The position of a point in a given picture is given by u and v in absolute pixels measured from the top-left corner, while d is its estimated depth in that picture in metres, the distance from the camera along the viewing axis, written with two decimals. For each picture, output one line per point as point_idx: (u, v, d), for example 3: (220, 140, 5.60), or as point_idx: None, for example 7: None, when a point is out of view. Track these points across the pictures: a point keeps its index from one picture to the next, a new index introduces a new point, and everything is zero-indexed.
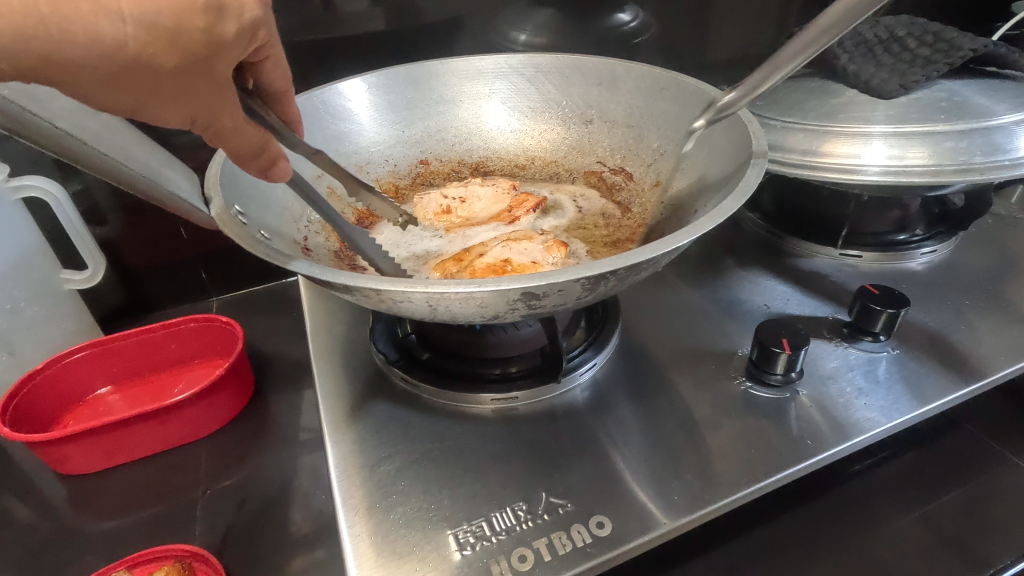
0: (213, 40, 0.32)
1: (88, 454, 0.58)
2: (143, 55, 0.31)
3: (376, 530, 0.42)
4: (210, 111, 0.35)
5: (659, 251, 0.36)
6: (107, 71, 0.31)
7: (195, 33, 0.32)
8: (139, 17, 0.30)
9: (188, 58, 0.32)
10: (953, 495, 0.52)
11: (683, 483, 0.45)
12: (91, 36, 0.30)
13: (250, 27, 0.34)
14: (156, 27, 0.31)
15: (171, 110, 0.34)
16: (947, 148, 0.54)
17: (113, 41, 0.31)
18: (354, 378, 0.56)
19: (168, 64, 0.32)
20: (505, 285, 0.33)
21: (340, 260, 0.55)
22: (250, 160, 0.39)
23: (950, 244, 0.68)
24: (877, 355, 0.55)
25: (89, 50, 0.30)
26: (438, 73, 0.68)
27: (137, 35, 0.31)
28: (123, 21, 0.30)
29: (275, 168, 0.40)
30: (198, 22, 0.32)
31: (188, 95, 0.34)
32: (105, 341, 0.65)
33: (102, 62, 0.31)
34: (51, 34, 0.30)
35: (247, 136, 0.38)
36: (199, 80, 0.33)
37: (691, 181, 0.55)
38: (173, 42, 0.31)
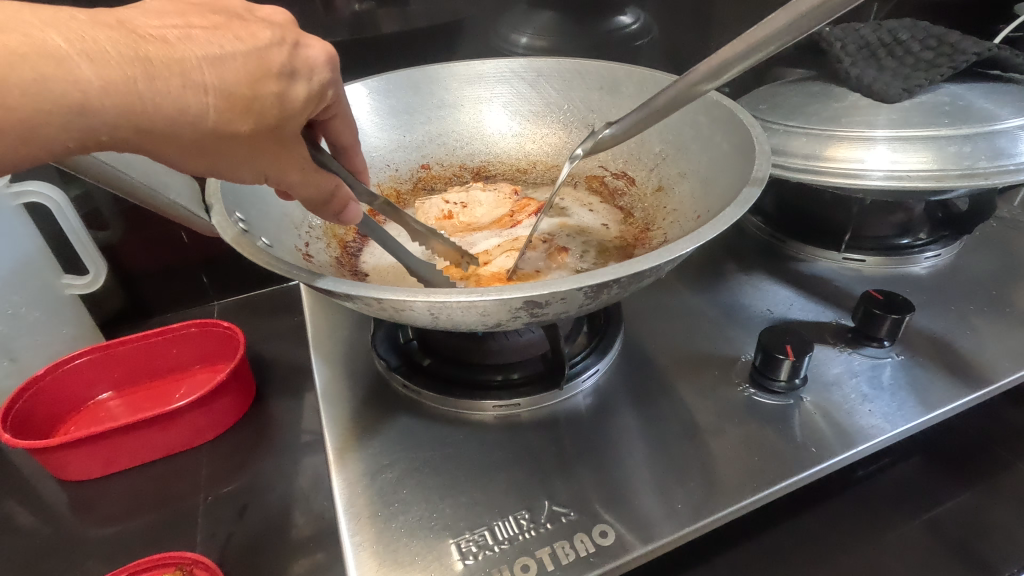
0: (286, 103, 0.36)
1: (89, 460, 0.58)
2: (223, 121, 0.33)
3: (378, 538, 0.42)
4: (286, 165, 0.37)
5: (661, 259, 0.36)
6: (192, 139, 0.33)
7: (270, 98, 0.35)
8: (222, 87, 0.33)
9: (263, 121, 0.35)
10: (957, 501, 0.52)
11: (687, 491, 0.45)
12: (178, 106, 0.32)
13: (318, 90, 0.38)
14: (235, 96, 0.33)
15: (249, 169, 0.36)
16: (951, 152, 0.54)
17: (198, 112, 0.32)
18: (355, 384, 0.56)
19: (243, 129, 0.34)
20: (508, 294, 0.33)
21: (341, 266, 0.55)
22: (322, 209, 0.41)
23: (953, 249, 0.68)
24: (880, 361, 0.55)
25: (176, 119, 0.32)
26: (440, 77, 0.67)
27: (219, 103, 0.33)
28: (207, 93, 0.32)
29: (345, 213, 0.42)
30: (274, 89, 0.35)
31: (263, 152, 0.36)
32: (105, 347, 0.65)
33: (186, 130, 0.32)
34: (144, 106, 0.31)
35: (321, 192, 0.39)
36: (273, 138, 0.36)
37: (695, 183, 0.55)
38: (251, 107, 0.34)
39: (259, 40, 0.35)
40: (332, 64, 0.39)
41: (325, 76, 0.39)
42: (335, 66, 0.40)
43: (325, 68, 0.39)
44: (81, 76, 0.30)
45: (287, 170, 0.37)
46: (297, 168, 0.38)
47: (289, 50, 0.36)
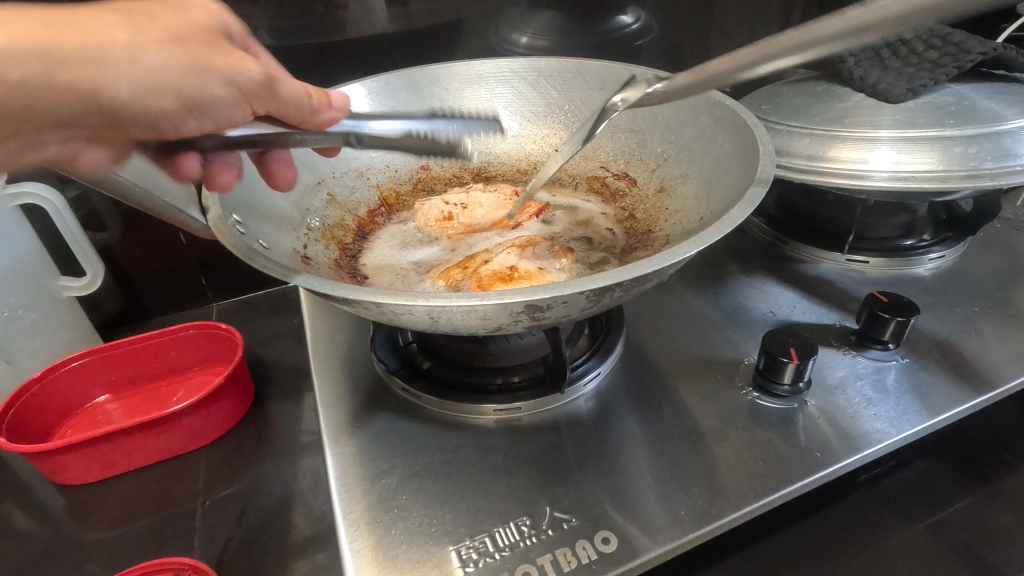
0: (181, 16, 0.37)
1: (86, 464, 0.58)
2: (138, 33, 0.33)
3: (377, 545, 0.41)
4: (242, 62, 0.38)
5: (664, 263, 0.35)
6: (122, 59, 0.32)
7: (163, 13, 0.36)
8: (114, 11, 0.33)
9: (173, 28, 0.35)
10: (961, 505, 0.52)
11: (690, 497, 0.44)
12: (81, 28, 0.31)
13: (214, 14, 0.41)
14: (134, 18, 0.33)
15: (207, 82, 0.36)
16: (956, 153, 0.54)
17: (109, 32, 0.32)
18: (355, 388, 0.55)
19: (160, 40, 0.34)
20: (508, 298, 0.33)
21: (340, 269, 0.55)
22: (309, 108, 0.43)
23: (958, 250, 0.67)
24: (885, 364, 0.55)
25: (87, 40, 0.31)
26: (439, 77, 0.67)
27: (121, 20, 0.33)
28: (106, 15, 0.32)
29: (336, 99, 0.45)
30: (164, 9, 0.36)
31: (207, 56, 0.36)
32: (102, 349, 0.65)
33: (105, 51, 0.31)
34: (45, 35, 0.29)
35: (284, 90, 0.41)
36: (201, 41, 0.37)
37: (698, 181, 0.54)
38: (152, 19, 0.34)
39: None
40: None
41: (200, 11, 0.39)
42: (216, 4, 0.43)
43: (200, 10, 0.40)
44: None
45: (245, 67, 0.38)
46: (251, 65, 0.39)
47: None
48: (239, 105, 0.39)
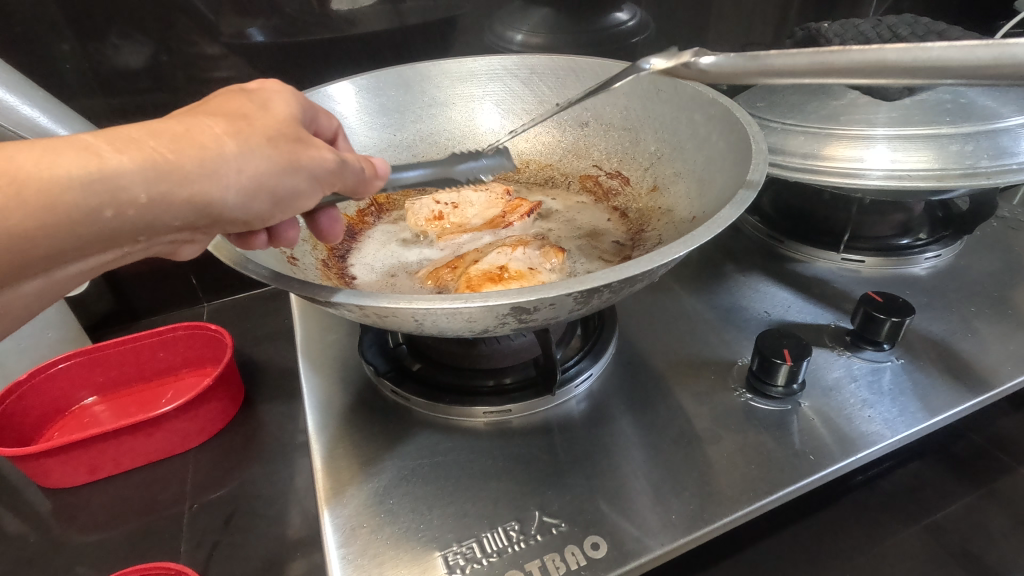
0: (273, 113, 0.36)
1: (72, 467, 0.57)
2: (243, 140, 0.32)
3: (364, 551, 0.41)
4: (318, 150, 0.35)
5: (653, 263, 0.34)
6: (232, 172, 0.31)
7: (257, 112, 0.35)
8: (218, 120, 0.32)
9: (270, 130, 0.34)
10: (957, 506, 0.51)
11: (683, 501, 0.43)
12: (196, 143, 0.30)
13: (293, 99, 0.39)
14: (237, 125, 0.33)
15: (295, 180, 0.34)
16: (953, 151, 0.53)
17: (215, 145, 0.31)
18: (344, 390, 0.54)
19: (260, 143, 0.33)
20: (494, 301, 0.32)
21: (328, 270, 0.54)
22: (365, 182, 0.39)
23: (954, 249, 0.67)
24: (880, 365, 0.54)
25: (203, 158, 0.30)
26: (431, 75, 0.66)
27: (227, 130, 0.32)
28: (211, 126, 0.32)
29: (380, 168, 0.41)
30: (256, 108, 0.35)
31: (295, 152, 0.34)
32: (90, 351, 0.64)
33: (217, 164, 0.31)
34: (167, 156, 0.29)
35: (354, 169, 0.38)
36: (289, 137, 0.35)
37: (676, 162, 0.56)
38: (251, 122, 0.33)
39: (217, 98, 0.36)
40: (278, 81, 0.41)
41: (286, 96, 0.39)
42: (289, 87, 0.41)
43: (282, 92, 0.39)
44: (104, 154, 0.28)
45: (324, 156, 0.35)
46: (324, 152, 0.36)
47: (242, 90, 0.37)
48: (320, 192, 0.36)
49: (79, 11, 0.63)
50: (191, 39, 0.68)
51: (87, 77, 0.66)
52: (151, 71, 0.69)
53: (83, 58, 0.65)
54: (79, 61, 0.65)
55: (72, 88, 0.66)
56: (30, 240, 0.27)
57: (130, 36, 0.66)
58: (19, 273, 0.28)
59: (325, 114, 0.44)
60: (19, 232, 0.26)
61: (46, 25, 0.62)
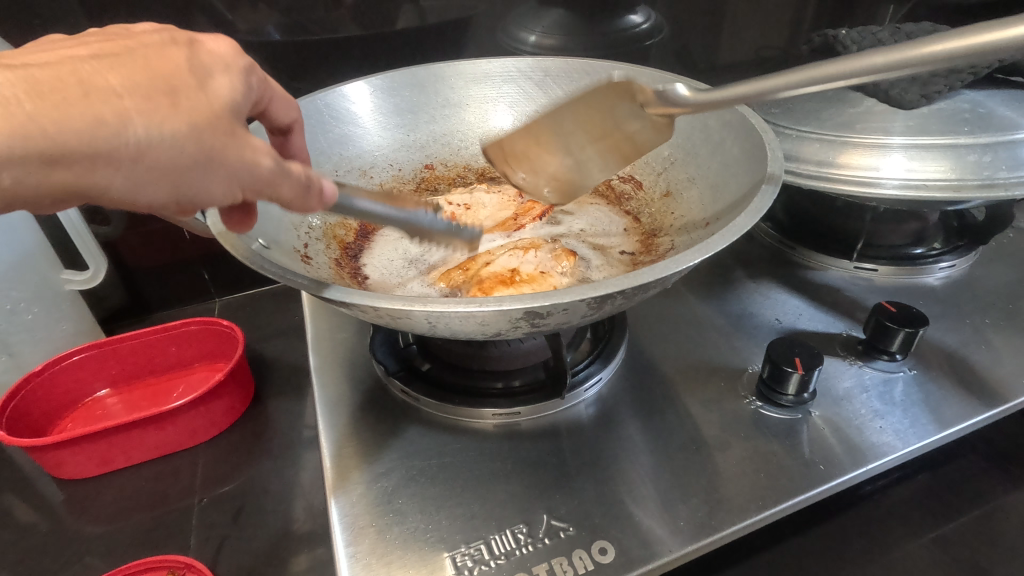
0: (209, 93, 0.32)
1: (84, 459, 0.58)
2: (154, 123, 0.29)
3: (372, 550, 0.41)
4: (252, 155, 0.32)
5: (668, 271, 0.34)
6: (127, 155, 0.29)
7: (191, 88, 0.31)
8: (134, 89, 0.29)
9: (198, 114, 0.31)
10: (967, 518, 0.51)
11: (690, 508, 0.43)
12: (93, 118, 0.28)
13: (240, 78, 0.35)
14: (153, 99, 0.29)
15: (208, 177, 0.31)
16: (970, 161, 0.53)
17: (113, 120, 0.28)
18: (354, 388, 0.55)
19: (176, 128, 0.30)
20: (507, 305, 0.32)
21: (340, 269, 0.54)
22: (307, 197, 0.35)
23: (969, 259, 0.66)
24: (893, 375, 0.54)
25: (93, 134, 0.28)
26: (444, 75, 0.66)
27: (139, 106, 0.29)
28: (120, 96, 0.29)
29: (326, 195, 0.36)
30: (192, 81, 0.32)
31: (219, 148, 0.31)
32: (103, 344, 0.65)
33: (111, 145, 0.28)
34: (43, 126, 0.27)
35: (293, 180, 0.34)
36: (220, 128, 0.31)
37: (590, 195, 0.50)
38: (178, 102, 0.30)
39: (148, 46, 0.32)
40: (236, 48, 0.36)
41: (234, 65, 0.35)
42: (244, 61, 0.36)
43: (230, 57, 0.36)
44: None
45: (255, 162, 0.32)
46: (259, 157, 0.33)
47: (188, 46, 0.33)
48: (240, 193, 0.33)
49: (96, 5, 0.64)
50: (205, 35, 0.69)
51: None
52: None
53: None
54: None
55: None
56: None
57: None
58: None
59: (280, 103, 0.43)
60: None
61: (64, 20, 0.63)
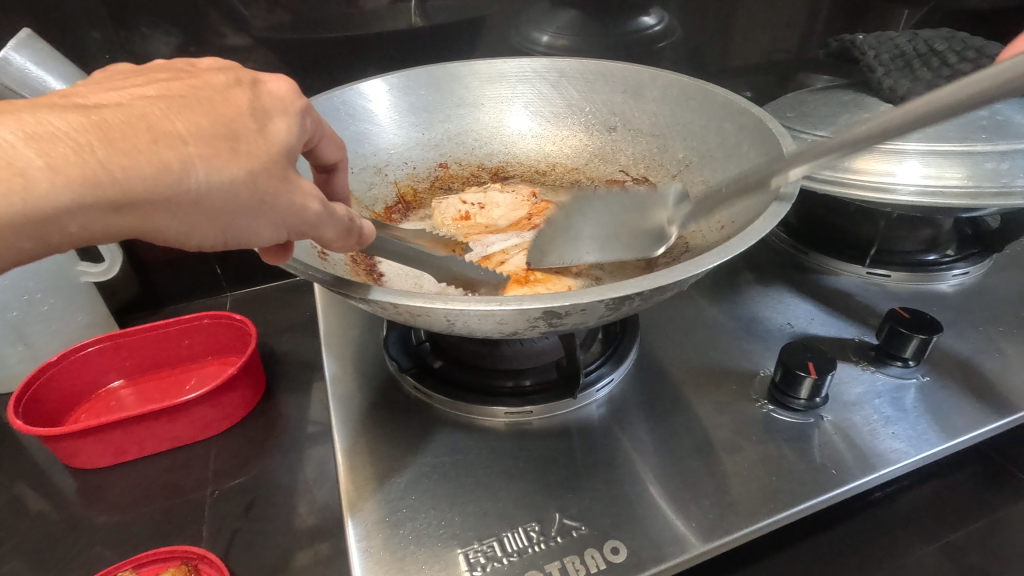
0: (267, 136, 0.34)
1: (99, 449, 0.58)
2: (215, 168, 0.30)
3: (385, 545, 0.41)
4: (302, 199, 0.34)
5: (686, 274, 0.34)
6: (188, 199, 0.30)
7: (250, 132, 0.33)
8: (198, 134, 0.31)
9: (256, 159, 0.32)
10: (977, 526, 0.51)
11: (701, 510, 0.43)
12: (160, 163, 0.29)
13: (296, 121, 0.37)
14: (215, 144, 0.31)
15: (256, 219, 0.32)
16: (988, 169, 0.53)
17: (179, 166, 0.29)
18: (366, 384, 0.55)
19: (236, 173, 0.31)
20: (527, 304, 0.32)
21: (356, 266, 0.54)
22: (346, 236, 0.37)
23: (982, 267, 0.66)
24: (905, 381, 0.54)
25: (160, 181, 0.29)
26: (461, 75, 0.66)
27: (202, 151, 0.30)
28: (186, 142, 0.30)
29: (364, 235, 0.39)
30: (253, 127, 0.33)
31: (273, 192, 0.33)
32: (118, 335, 0.65)
33: (174, 190, 0.29)
34: (114, 175, 0.27)
35: (335, 221, 0.36)
36: (276, 172, 0.33)
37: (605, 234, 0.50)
38: (237, 147, 0.32)
39: (214, 91, 0.34)
40: (294, 92, 0.39)
41: (290, 108, 0.38)
42: (300, 103, 0.39)
43: (287, 101, 0.38)
44: (33, 171, 0.26)
45: (305, 206, 0.34)
46: (308, 201, 0.34)
47: (251, 89, 0.36)
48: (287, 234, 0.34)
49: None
50: (220, 31, 0.69)
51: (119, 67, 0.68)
52: None
53: (116, 47, 0.67)
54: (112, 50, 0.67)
55: None
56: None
57: (158, 26, 0.67)
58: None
59: (330, 142, 0.45)
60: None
61: (84, 14, 0.64)
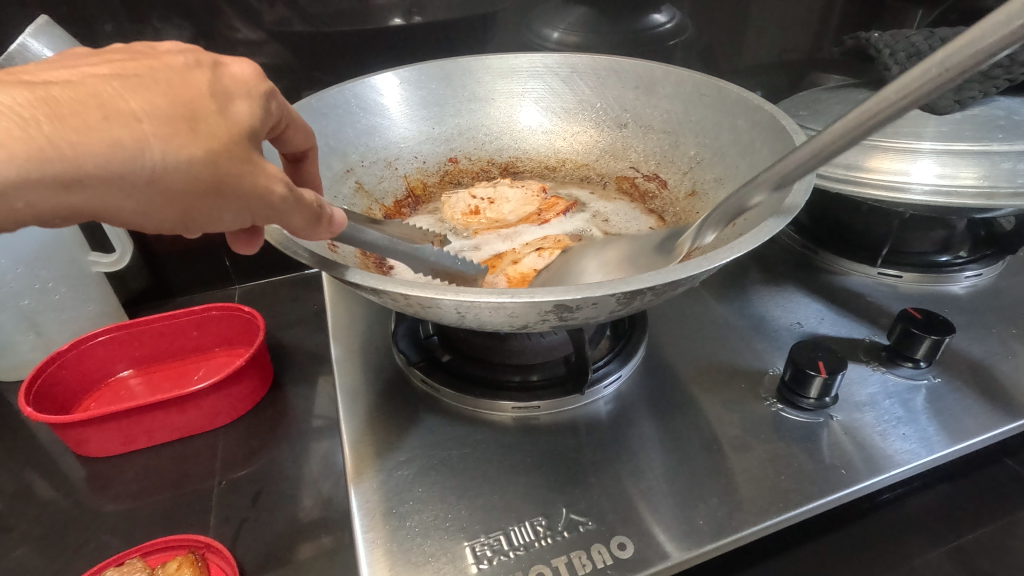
0: (230, 118, 0.33)
1: (108, 438, 0.59)
2: (172, 147, 0.30)
3: (391, 536, 0.41)
4: (265, 181, 0.33)
5: (699, 269, 0.34)
6: (142, 178, 0.29)
7: (209, 111, 0.32)
8: (155, 113, 0.30)
9: (215, 140, 0.31)
10: (986, 530, 0.50)
11: (709, 508, 0.43)
12: (112, 140, 0.28)
13: (259, 103, 0.37)
14: (173, 123, 0.30)
15: (214, 201, 0.32)
16: (1003, 169, 0.52)
17: (132, 145, 0.29)
18: (375, 377, 0.55)
19: (192, 154, 0.30)
20: (539, 296, 0.32)
21: (366, 258, 0.55)
22: (316, 226, 0.37)
23: (996, 268, 0.65)
24: (917, 383, 0.53)
25: (112, 158, 0.28)
26: (472, 69, 0.66)
27: (159, 130, 0.30)
28: (138, 121, 0.29)
29: (335, 224, 0.38)
30: (212, 107, 0.32)
31: (232, 174, 0.32)
32: (128, 325, 0.66)
33: (127, 169, 0.29)
34: (61, 151, 0.27)
35: (305, 209, 0.36)
36: (235, 153, 0.32)
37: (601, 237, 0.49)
38: (196, 127, 0.31)
39: (173, 70, 0.33)
40: (259, 74, 0.38)
41: (255, 89, 0.37)
42: (266, 86, 0.38)
43: (254, 81, 0.37)
44: None
45: (268, 189, 0.33)
46: (271, 183, 0.34)
47: (211, 69, 0.35)
48: (250, 218, 0.34)
49: None
50: (233, 25, 0.70)
51: None
52: None
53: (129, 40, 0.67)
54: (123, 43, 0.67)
55: None
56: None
57: (171, 19, 0.67)
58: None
59: (300, 132, 0.45)
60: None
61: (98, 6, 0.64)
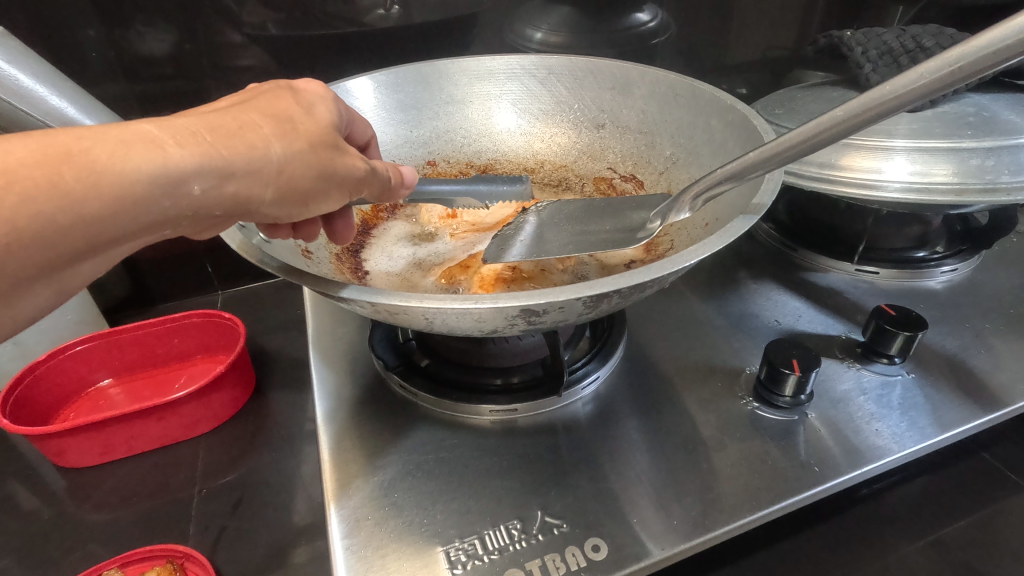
0: (317, 117, 0.37)
1: (87, 448, 0.58)
2: (289, 145, 0.33)
3: (366, 543, 0.41)
4: (352, 161, 0.37)
5: (665, 270, 0.34)
6: (273, 170, 0.33)
7: (302, 114, 0.36)
8: (270, 121, 0.34)
9: (313, 136, 0.35)
10: (962, 523, 0.51)
11: (684, 507, 0.43)
12: (249, 143, 0.32)
13: (334, 107, 0.40)
14: (285, 127, 0.34)
15: (325, 186, 0.35)
16: (973, 165, 0.53)
17: (263, 145, 0.32)
18: (354, 382, 0.55)
19: (301, 147, 0.34)
20: (504, 302, 0.32)
21: (341, 264, 0.55)
22: (392, 188, 0.41)
23: (972, 264, 0.66)
24: (891, 378, 0.54)
25: (252, 155, 0.32)
26: (448, 72, 0.66)
27: (276, 132, 0.33)
28: (261, 126, 0.33)
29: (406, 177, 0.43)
30: (301, 110, 0.36)
31: (332, 159, 0.35)
32: (108, 334, 0.65)
33: (263, 163, 0.32)
34: (221, 151, 0.30)
35: (379, 178, 0.40)
36: (329, 144, 0.36)
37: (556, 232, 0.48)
38: (296, 126, 0.35)
39: (266, 92, 0.37)
40: (326, 87, 0.40)
41: (328, 96, 0.40)
42: (333, 94, 0.41)
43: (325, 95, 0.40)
44: (169, 149, 0.29)
45: (356, 166, 0.37)
46: (356, 163, 0.37)
47: (290, 88, 0.38)
48: (348, 194, 0.37)
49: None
50: (215, 28, 0.69)
51: (111, 65, 0.68)
52: (174, 59, 0.70)
53: (107, 45, 0.67)
54: (103, 48, 0.67)
55: (94, 73, 0.67)
56: (65, 234, 0.27)
57: (152, 23, 0.67)
58: (14, 287, 0.27)
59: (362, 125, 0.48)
60: (51, 225, 0.27)
61: (73, 12, 0.64)
